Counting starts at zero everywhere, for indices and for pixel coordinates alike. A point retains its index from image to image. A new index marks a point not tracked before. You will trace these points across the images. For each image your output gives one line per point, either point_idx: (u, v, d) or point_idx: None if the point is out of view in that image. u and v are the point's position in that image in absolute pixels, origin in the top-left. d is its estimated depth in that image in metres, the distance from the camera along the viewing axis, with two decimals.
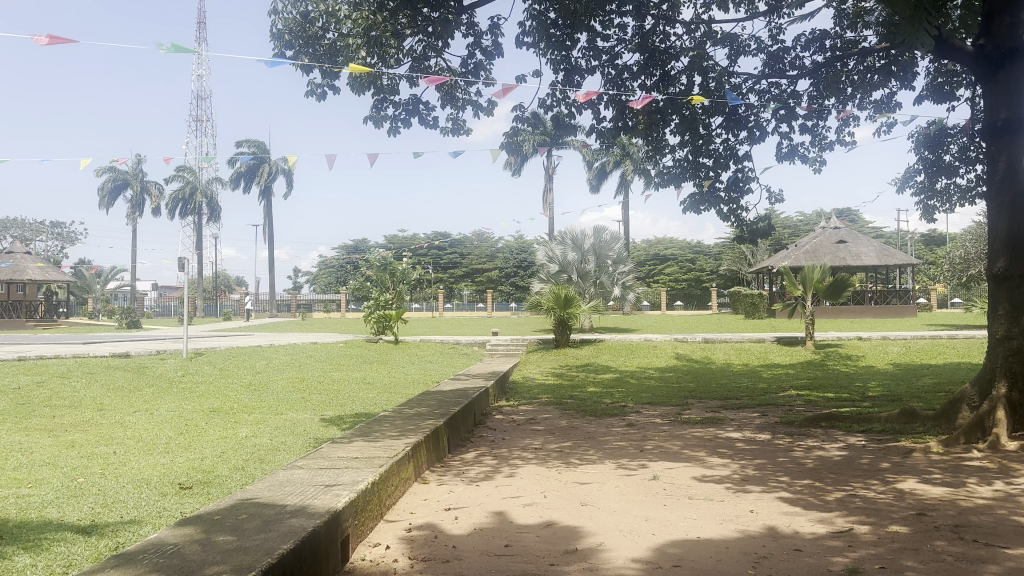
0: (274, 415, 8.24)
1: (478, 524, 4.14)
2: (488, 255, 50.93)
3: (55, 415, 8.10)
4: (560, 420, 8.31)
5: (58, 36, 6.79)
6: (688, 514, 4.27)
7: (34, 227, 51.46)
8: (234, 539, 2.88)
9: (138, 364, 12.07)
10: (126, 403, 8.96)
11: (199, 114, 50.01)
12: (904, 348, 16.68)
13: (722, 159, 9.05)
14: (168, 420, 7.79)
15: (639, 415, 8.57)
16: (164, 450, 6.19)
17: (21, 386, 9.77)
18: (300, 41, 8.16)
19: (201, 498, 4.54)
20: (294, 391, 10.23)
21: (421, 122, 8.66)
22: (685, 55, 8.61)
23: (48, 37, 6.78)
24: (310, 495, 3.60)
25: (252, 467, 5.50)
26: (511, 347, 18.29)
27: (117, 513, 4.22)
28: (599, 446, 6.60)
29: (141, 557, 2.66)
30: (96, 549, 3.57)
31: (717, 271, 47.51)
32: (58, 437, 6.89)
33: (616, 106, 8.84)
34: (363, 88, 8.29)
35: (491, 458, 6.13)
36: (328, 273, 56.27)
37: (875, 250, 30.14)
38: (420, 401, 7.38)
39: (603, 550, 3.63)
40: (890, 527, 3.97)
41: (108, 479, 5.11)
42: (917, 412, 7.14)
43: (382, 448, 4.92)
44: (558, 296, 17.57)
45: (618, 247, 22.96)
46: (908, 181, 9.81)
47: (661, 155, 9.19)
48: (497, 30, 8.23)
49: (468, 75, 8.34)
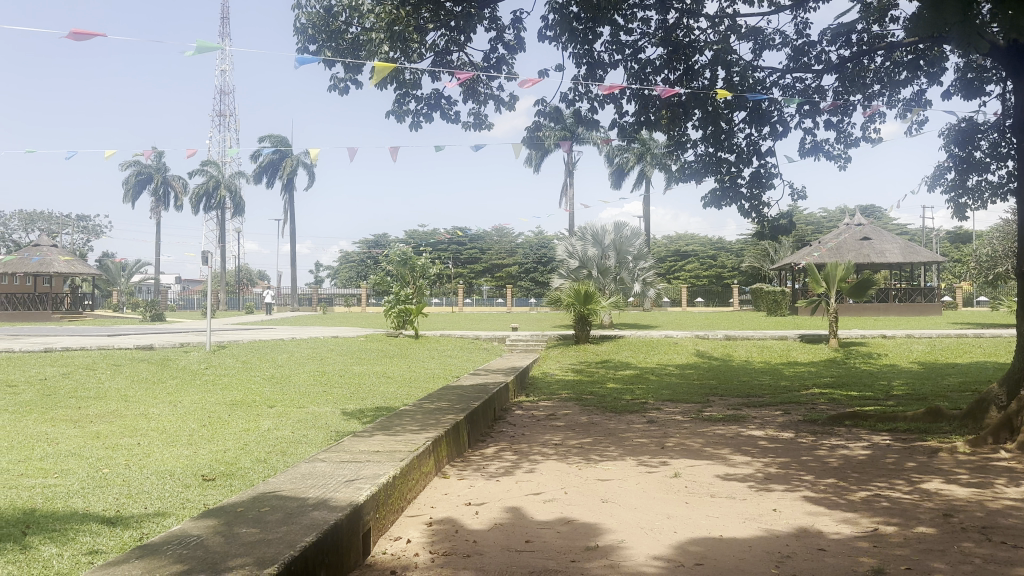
0: (296, 408, 8.30)
1: (498, 519, 4.13)
2: (508, 250, 51.01)
3: (80, 406, 8.22)
4: (580, 416, 8.29)
5: (80, 33, 6.84)
6: (709, 512, 4.23)
7: (60, 221, 52.26)
8: (256, 531, 2.89)
9: (162, 356, 12.20)
10: (150, 395, 9.06)
11: (222, 109, 50.42)
12: (929, 346, 16.45)
13: (744, 154, 8.95)
14: (192, 412, 7.87)
15: (660, 412, 8.53)
16: (187, 443, 6.24)
17: (48, 377, 9.93)
18: (322, 35, 8.17)
19: (224, 491, 4.58)
20: (316, 385, 10.30)
21: (443, 117, 8.64)
22: (709, 49, 8.51)
23: (72, 34, 6.84)
24: (332, 488, 3.62)
25: (275, 459, 5.53)
26: (532, 342, 18.30)
27: (142, 504, 4.26)
28: (619, 443, 6.57)
29: (164, 548, 2.68)
30: (120, 540, 3.61)
31: (738, 268, 47.27)
32: (84, 428, 6.98)
33: (638, 100, 8.76)
34: (386, 83, 8.30)
35: (511, 453, 6.12)
36: (350, 268, 56.67)
37: (899, 247, 29.77)
38: (441, 396, 7.38)
39: (623, 547, 3.60)
40: (916, 527, 3.91)
41: (133, 470, 5.17)
42: (942, 411, 7.04)
43: (403, 442, 4.94)
44: (578, 292, 17.51)
45: (639, 243, 22.92)
46: (938, 179, 9.66)
47: (682, 150, 9.12)
48: (519, 24, 8.20)
49: (490, 70, 8.32)
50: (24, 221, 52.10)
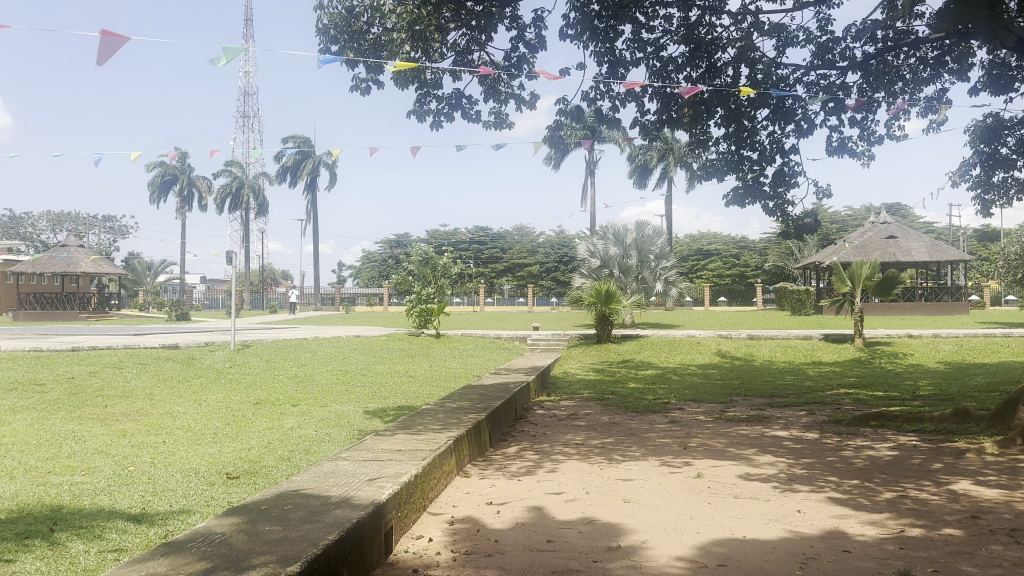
0: (319, 407, 8.35)
1: (520, 519, 4.12)
2: (530, 249, 51.00)
3: (107, 404, 8.34)
4: (602, 416, 8.26)
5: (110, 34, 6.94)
6: (733, 513, 4.20)
7: (87, 222, 53.08)
8: (279, 529, 2.91)
9: (186, 355, 12.34)
10: (175, 394, 9.17)
11: (246, 111, 50.89)
12: (956, 346, 16.20)
13: (768, 152, 8.87)
14: (217, 411, 7.96)
15: (683, 412, 8.47)
16: (211, 441, 6.32)
17: (75, 376, 10.08)
18: (344, 35, 8.21)
19: (248, 488, 4.63)
20: (338, 384, 10.36)
21: (464, 116, 8.66)
22: (732, 46, 8.44)
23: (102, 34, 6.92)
24: (354, 486, 3.63)
25: (298, 457, 5.57)
26: (553, 342, 18.27)
27: (167, 501, 4.32)
28: (641, 442, 6.54)
29: (188, 545, 2.71)
30: (146, 536, 3.66)
31: (762, 267, 46.87)
32: (111, 426, 7.09)
33: (660, 98, 8.72)
34: (407, 82, 8.32)
35: (532, 453, 6.11)
36: (372, 267, 56.97)
37: (926, 246, 29.36)
38: (463, 395, 7.39)
39: (645, 547, 3.58)
40: (943, 530, 3.85)
41: (158, 468, 5.24)
42: (970, 411, 6.92)
43: (424, 441, 4.95)
44: (599, 292, 17.45)
45: (661, 242, 22.83)
46: (964, 175, 9.50)
47: (704, 148, 9.05)
48: (540, 23, 8.19)
49: (512, 68, 8.31)
50: (52, 221, 53.01)
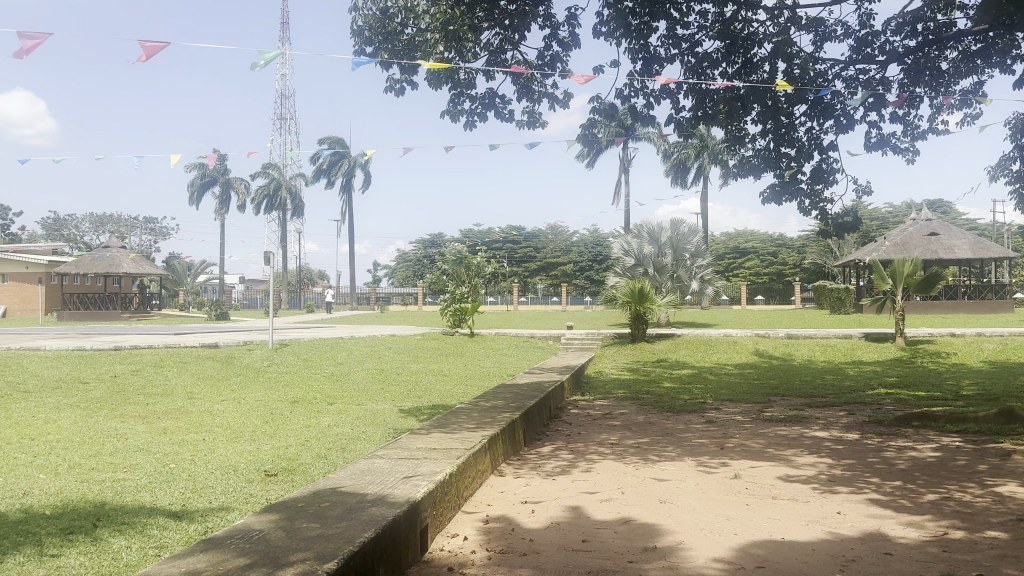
0: (355, 405, 8.43)
1: (556, 518, 4.11)
2: (563, 248, 50.92)
3: (149, 403, 8.52)
4: (637, 415, 8.20)
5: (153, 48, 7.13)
6: (771, 514, 4.14)
7: (130, 223, 54.32)
8: (316, 526, 2.94)
9: (226, 354, 12.56)
10: (214, 392, 9.31)
11: (283, 113, 51.56)
12: (1001, 345, 15.77)
13: (805, 149, 8.73)
14: (255, 409, 8.07)
15: (719, 412, 8.38)
16: (250, 438, 6.41)
17: (118, 375, 10.31)
18: (379, 37, 8.27)
19: (286, 485, 4.69)
20: (373, 383, 10.44)
21: (497, 115, 8.66)
22: (769, 41, 8.32)
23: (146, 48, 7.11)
24: (389, 484, 3.65)
25: (334, 455, 5.63)
26: (587, 341, 18.21)
27: (207, 499, 4.39)
28: (677, 443, 6.48)
29: (227, 542, 2.75)
30: (186, 533, 3.72)
31: (800, 265, 46.15)
32: (153, 423, 7.24)
33: (695, 95, 8.62)
34: (441, 82, 8.35)
35: (567, 452, 6.10)
36: (406, 267, 57.36)
37: (969, 242, 28.65)
38: (499, 395, 7.40)
39: (683, 548, 3.55)
40: (989, 532, 3.74)
41: (198, 465, 5.33)
42: (1018, 412, 6.73)
43: (459, 440, 4.96)
44: (633, 290, 17.34)
45: (696, 240, 22.63)
46: (1004, 170, 9.24)
47: (741, 145, 8.94)
48: (574, 21, 8.15)
49: (545, 67, 8.29)
50: (96, 223, 54.37)
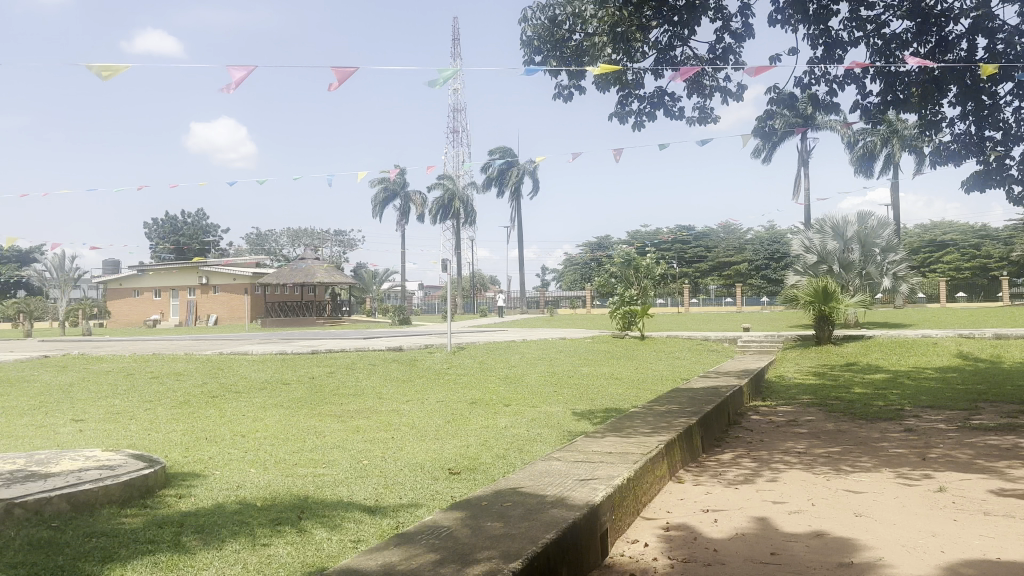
0: (530, 408, 8.59)
1: (739, 527, 3.96)
2: (736, 247, 49.02)
3: (342, 402, 9.18)
4: (825, 422, 7.71)
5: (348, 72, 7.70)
6: (986, 533, 3.74)
7: (321, 236, 58.92)
8: (501, 525, 3.03)
9: (408, 357, 13.27)
10: (400, 393, 9.88)
11: (455, 126, 53.70)
12: None
13: (1017, 130, 7.81)
14: (437, 409, 8.46)
15: (920, 420, 7.68)
16: (433, 437, 6.73)
17: (316, 376, 11.21)
18: (548, 45, 8.42)
19: (468, 484, 4.87)
20: (547, 385, 10.60)
21: (667, 114, 8.51)
22: (969, 15, 7.54)
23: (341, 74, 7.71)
24: (568, 487, 3.69)
25: (513, 456, 5.78)
26: (766, 343, 17.40)
27: (397, 495, 4.65)
28: (871, 452, 6.02)
29: (419, 537, 2.90)
30: (380, 527, 3.97)
31: (1011, 258, 41.36)
32: (347, 422, 7.79)
33: (884, 78, 7.98)
34: (609, 85, 8.34)
35: (749, 460, 5.86)
36: (574, 270, 57.75)
37: None
38: (675, 399, 7.25)
39: (884, 566, 3.29)
40: None
41: (388, 462, 5.68)
42: None
43: (636, 444, 4.92)
44: (816, 289, 16.36)
45: (886, 234, 20.96)
46: None
47: (937, 131, 8.16)
48: (746, 11, 7.84)
49: (716, 61, 8.03)
50: (292, 237, 59.51)
